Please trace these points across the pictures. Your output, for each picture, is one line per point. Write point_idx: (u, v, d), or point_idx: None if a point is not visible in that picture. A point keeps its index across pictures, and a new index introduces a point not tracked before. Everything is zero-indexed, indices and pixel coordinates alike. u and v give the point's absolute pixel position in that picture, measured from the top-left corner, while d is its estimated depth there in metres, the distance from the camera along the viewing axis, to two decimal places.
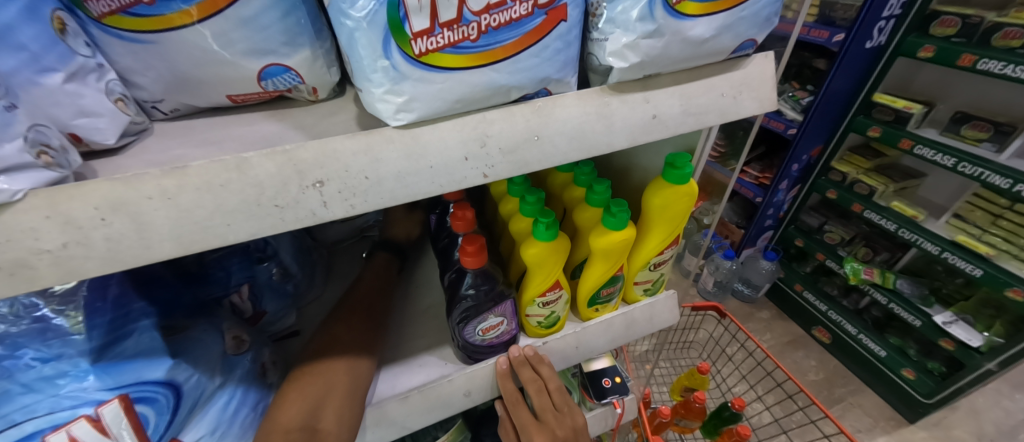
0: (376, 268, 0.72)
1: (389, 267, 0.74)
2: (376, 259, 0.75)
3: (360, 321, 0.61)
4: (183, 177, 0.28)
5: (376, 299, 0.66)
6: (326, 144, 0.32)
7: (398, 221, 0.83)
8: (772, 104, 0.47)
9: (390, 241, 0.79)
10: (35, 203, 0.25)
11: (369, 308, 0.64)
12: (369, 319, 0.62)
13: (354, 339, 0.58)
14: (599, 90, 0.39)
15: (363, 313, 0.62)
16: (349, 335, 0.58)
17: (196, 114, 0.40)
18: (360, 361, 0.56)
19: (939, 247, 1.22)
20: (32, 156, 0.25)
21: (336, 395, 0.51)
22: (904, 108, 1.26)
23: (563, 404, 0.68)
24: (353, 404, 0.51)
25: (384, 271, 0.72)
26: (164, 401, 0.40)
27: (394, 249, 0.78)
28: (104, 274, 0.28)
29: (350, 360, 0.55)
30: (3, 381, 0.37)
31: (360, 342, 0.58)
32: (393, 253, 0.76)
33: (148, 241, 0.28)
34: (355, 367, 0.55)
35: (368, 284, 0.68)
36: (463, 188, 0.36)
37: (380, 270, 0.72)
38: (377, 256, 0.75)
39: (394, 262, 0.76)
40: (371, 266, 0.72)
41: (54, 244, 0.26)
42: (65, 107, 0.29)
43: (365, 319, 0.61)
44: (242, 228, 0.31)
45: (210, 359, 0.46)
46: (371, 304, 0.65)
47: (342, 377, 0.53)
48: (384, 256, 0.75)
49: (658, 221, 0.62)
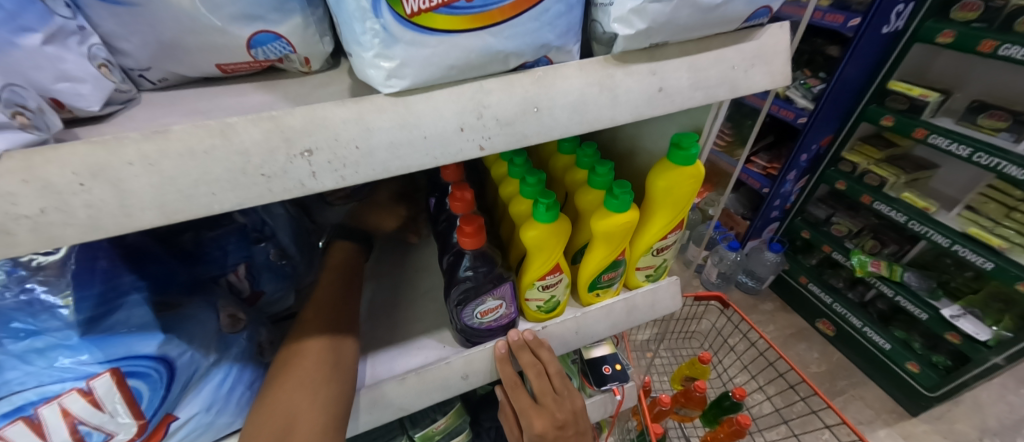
0: (340, 265, 0.66)
1: (354, 261, 0.68)
2: (337, 252, 0.68)
3: (326, 325, 0.55)
4: (165, 141, 0.27)
5: (342, 307, 0.59)
6: (315, 111, 0.30)
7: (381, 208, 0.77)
8: (785, 79, 0.45)
9: (352, 225, 0.73)
10: (11, 167, 0.24)
11: (341, 301, 0.60)
12: (337, 331, 0.55)
13: (318, 359, 0.51)
14: (603, 60, 0.37)
15: (326, 326, 0.55)
16: (313, 354, 0.51)
17: (187, 85, 0.39)
18: (327, 385, 0.49)
19: (950, 240, 1.19)
20: (5, 116, 0.24)
21: (303, 413, 0.47)
22: (919, 97, 1.22)
23: (564, 387, 0.68)
24: (328, 418, 0.48)
25: (347, 272, 0.65)
26: (156, 377, 0.39)
27: (360, 235, 0.71)
28: (85, 242, 0.27)
29: (312, 390, 0.48)
30: None
31: (324, 363, 0.51)
32: (357, 242, 0.71)
33: (129, 209, 0.27)
34: (324, 394, 0.49)
35: (334, 279, 0.63)
36: (459, 161, 0.35)
37: (343, 265, 0.66)
38: (336, 247, 0.69)
39: (365, 248, 0.71)
40: (332, 259, 0.67)
41: (32, 210, 0.25)
42: (46, 71, 0.28)
43: (322, 334, 0.54)
44: (228, 198, 0.30)
45: (204, 336, 0.45)
46: (340, 310, 0.58)
47: (309, 391, 0.48)
48: (345, 248, 0.69)
49: (661, 204, 0.60)
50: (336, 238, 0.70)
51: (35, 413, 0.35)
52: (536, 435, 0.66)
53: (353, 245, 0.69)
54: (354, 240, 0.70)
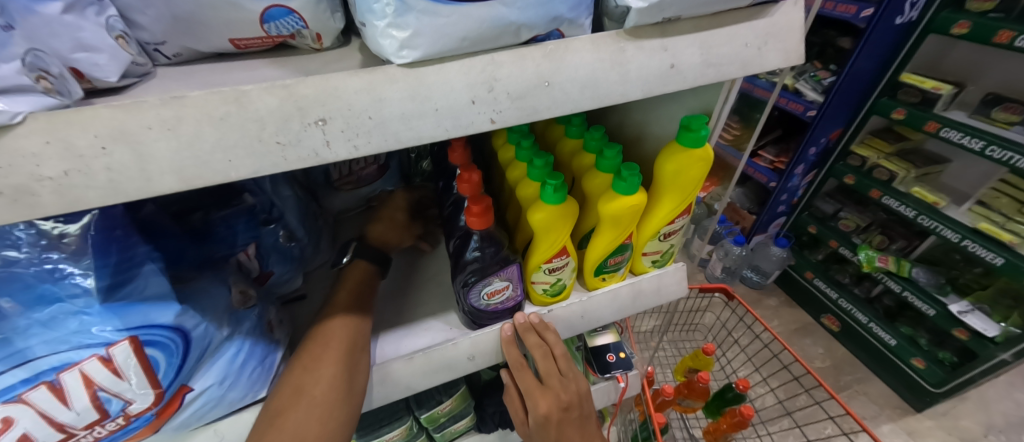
0: (357, 283, 0.63)
1: (372, 282, 0.65)
2: (356, 271, 0.65)
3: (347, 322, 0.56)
4: (182, 107, 0.28)
5: (359, 327, 0.57)
6: (328, 80, 0.31)
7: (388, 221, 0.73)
8: (798, 58, 0.45)
9: (372, 245, 0.69)
10: (35, 128, 0.24)
11: (360, 300, 0.60)
12: (352, 354, 0.53)
13: (331, 386, 0.49)
14: (615, 34, 0.37)
15: (343, 348, 0.53)
16: (326, 382, 0.49)
17: (200, 60, 0.39)
18: (336, 414, 0.49)
19: (959, 235, 1.18)
20: (30, 80, 0.25)
21: (316, 406, 0.48)
22: (932, 89, 1.21)
23: (569, 370, 0.69)
24: (339, 410, 0.49)
25: (364, 290, 0.62)
26: (172, 346, 0.40)
27: (379, 255, 0.68)
28: (105, 205, 0.28)
29: (323, 419, 0.48)
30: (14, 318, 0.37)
31: (336, 391, 0.49)
32: (377, 261, 0.67)
33: (148, 173, 0.28)
34: (338, 390, 0.50)
35: (350, 286, 0.62)
36: (469, 134, 0.35)
37: (362, 277, 0.64)
38: (356, 266, 0.65)
39: (385, 264, 0.69)
40: (349, 273, 0.64)
41: (55, 172, 0.26)
42: (64, 39, 0.28)
43: (337, 359, 0.51)
44: (243, 166, 0.30)
45: (217, 310, 0.46)
46: (357, 332, 0.56)
47: (324, 385, 0.49)
48: (366, 268, 0.66)
49: (670, 187, 0.60)
50: (355, 258, 0.66)
51: (57, 379, 0.36)
52: (541, 416, 0.67)
53: (375, 267, 0.66)
54: (375, 260, 0.67)
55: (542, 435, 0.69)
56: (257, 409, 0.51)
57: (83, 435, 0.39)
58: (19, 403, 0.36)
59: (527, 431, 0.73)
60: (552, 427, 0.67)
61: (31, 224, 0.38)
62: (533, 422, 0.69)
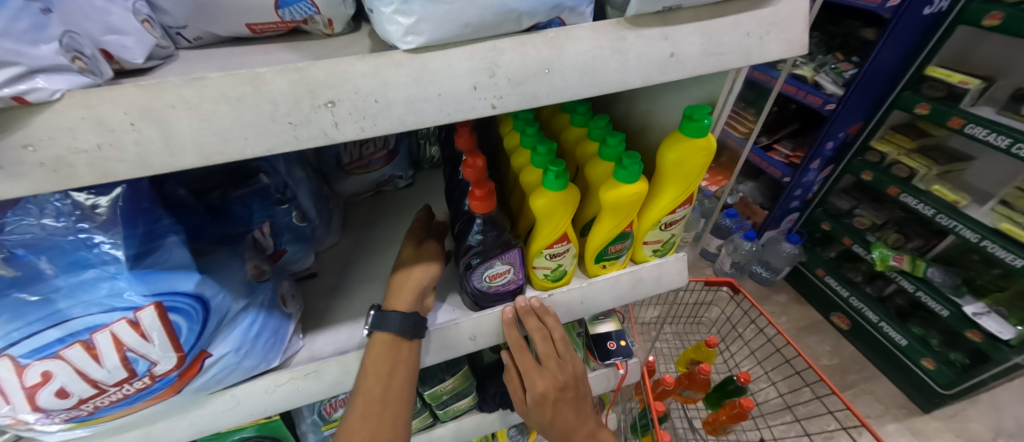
0: (391, 371, 0.56)
1: (400, 350, 0.58)
2: (380, 344, 0.57)
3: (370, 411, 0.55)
4: (203, 88, 0.30)
5: (389, 409, 0.56)
6: (337, 64, 0.32)
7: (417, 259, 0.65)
8: (801, 49, 0.45)
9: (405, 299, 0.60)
10: (71, 104, 0.27)
11: (384, 386, 0.56)
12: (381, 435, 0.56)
13: None
14: (615, 22, 0.38)
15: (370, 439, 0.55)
16: None
17: (219, 44, 0.41)
18: None
19: (979, 235, 1.16)
20: (66, 60, 0.27)
21: None
22: (960, 83, 1.17)
23: (566, 352, 0.71)
24: None
25: (388, 374, 0.56)
26: (193, 313, 0.43)
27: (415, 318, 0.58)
28: (135, 178, 0.30)
29: None
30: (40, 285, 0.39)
31: None
32: (407, 328, 0.57)
33: (172, 149, 0.30)
34: None
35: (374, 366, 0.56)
36: (472, 119, 0.37)
37: (390, 348, 0.57)
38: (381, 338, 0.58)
39: (419, 324, 0.59)
40: (377, 343, 0.57)
41: (89, 145, 0.28)
42: (95, 23, 0.30)
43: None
44: (258, 144, 0.32)
45: (233, 282, 0.49)
46: (385, 418, 0.56)
47: None
48: (391, 341, 0.57)
49: (671, 177, 0.61)
50: (377, 329, 0.57)
51: (90, 339, 0.39)
52: (537, 395, 0.70)
53: (404, 333, 0.57)
54: (405, 328, 0.57)
55: (539, 414, 0.72)
56: (270, 377, 0.54)
57: (113, 391, 0.42)
58: (56, 359, 0.39)
59: (525, 410, 0.75)
60: (548, 406, 0.71)
61: (67, 195, 0.40)
62: (530, 401, 0.72)
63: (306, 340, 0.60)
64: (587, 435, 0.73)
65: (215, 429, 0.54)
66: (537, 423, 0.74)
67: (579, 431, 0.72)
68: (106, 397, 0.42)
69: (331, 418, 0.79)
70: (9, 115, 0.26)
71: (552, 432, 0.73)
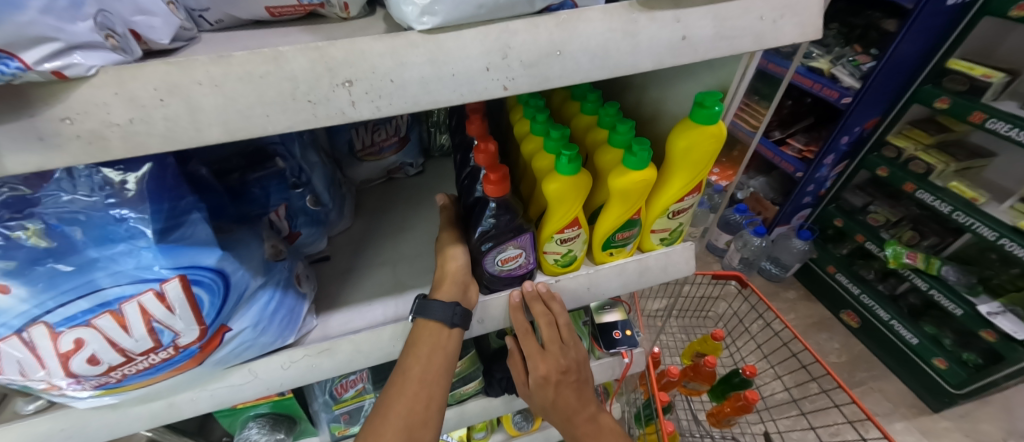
0: (430, 353, 0.59)
1: (441, 337, 0.60)
2: (424, 331, 0.60)
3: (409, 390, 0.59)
4: (228, 65, 0.31)
5: (427, 392, 0.59)
6: (355, 44, 0.33)
7: (450, 249, 0.65)
8: (814, 32, 0.45)
9: (448, 290, 0.62)
10: (105, 80, 0.28)
11: (423, 368, 0.58)
12: (415, 416, 0.58)
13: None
14: (627, 5, 0.38)
15: (407, 419, 0.58)
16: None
17: (240, 27, 0.43)
18: None
19: (998, 233, 1.14)
20: (100, 38, 0.28)
21: None
22: (982, 77, 1.14)
23: (569, 338, 0.73)
24: None
25: (429, 357, 0.59)
26: (214, 286, 0.45)
27: (463, 310, 0.61)
28: (163, 151, 0.32)
29: None
30: (71, 256, 0.41)
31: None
32: (448, 318, 0.60)
33: (198, 124, 0.32)
34: None
35: (416, 350, 0.59)
36: (484, 99, 0.38)
37: (434, 335, 0.60)
38: (425, 325, 0.60)
39: (464, 315, 0.61)
40: (422, 330, 0.60)
41: (122, 119, 0.30)
42: (126, 3, 0.31)
43: (398, 429, 0.57)
44: (279, 120, 0.34)
45: (251, 259, 0.51)
46: (422, 400, 0.59)
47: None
48: (434, 328, 0.60)
49: (680, 165, 0.61)
50: (421, 316, 0.60)
51: (119, 309, 0.41)
52: (540, 376, 0.72)
53: (449, 322, 0.59)
54: (447, 317, 0.59)
55: (541, 396, 0.74)
56: (286, 353, 0.56)
57: (140, 360, 0.44)
58: (88, 327, 0.41)
59: (527, 394, 0.77)
60: (550, 388, 0.72)
61: (97, 170, 0.42)
62: (533, 383, 0.73)
63: (320, 320, 0.62)
64: (588, 418, 0.74)
65: (233, 402, 0.56)
66: (539, 407, 0.76)
67: (580, 414, 0.74)
68: (134, 366, 0.45)
69: (342, 397, 0.81)
70: (50, 89, 0.28)
71: (554, 416, 0.75)
